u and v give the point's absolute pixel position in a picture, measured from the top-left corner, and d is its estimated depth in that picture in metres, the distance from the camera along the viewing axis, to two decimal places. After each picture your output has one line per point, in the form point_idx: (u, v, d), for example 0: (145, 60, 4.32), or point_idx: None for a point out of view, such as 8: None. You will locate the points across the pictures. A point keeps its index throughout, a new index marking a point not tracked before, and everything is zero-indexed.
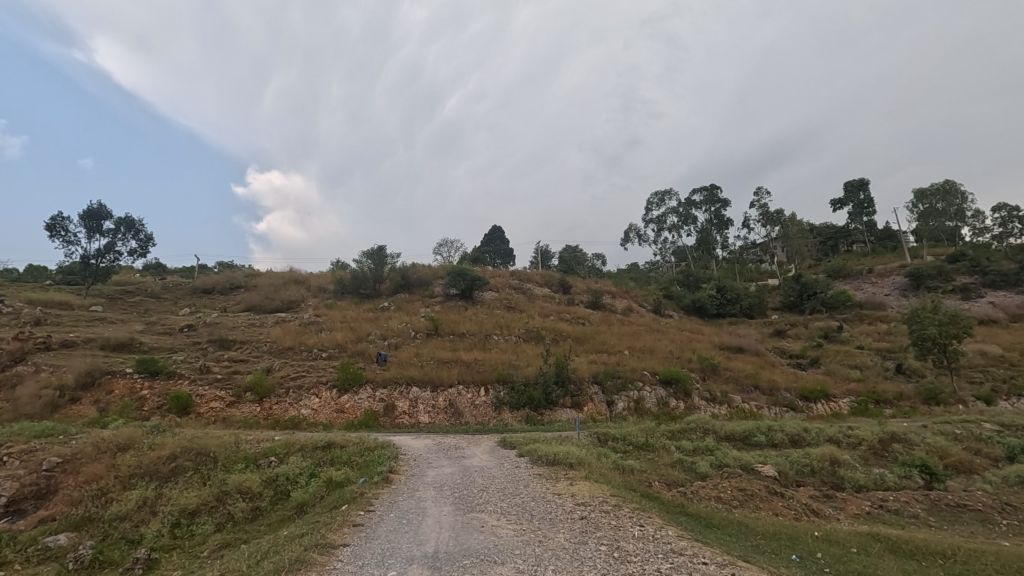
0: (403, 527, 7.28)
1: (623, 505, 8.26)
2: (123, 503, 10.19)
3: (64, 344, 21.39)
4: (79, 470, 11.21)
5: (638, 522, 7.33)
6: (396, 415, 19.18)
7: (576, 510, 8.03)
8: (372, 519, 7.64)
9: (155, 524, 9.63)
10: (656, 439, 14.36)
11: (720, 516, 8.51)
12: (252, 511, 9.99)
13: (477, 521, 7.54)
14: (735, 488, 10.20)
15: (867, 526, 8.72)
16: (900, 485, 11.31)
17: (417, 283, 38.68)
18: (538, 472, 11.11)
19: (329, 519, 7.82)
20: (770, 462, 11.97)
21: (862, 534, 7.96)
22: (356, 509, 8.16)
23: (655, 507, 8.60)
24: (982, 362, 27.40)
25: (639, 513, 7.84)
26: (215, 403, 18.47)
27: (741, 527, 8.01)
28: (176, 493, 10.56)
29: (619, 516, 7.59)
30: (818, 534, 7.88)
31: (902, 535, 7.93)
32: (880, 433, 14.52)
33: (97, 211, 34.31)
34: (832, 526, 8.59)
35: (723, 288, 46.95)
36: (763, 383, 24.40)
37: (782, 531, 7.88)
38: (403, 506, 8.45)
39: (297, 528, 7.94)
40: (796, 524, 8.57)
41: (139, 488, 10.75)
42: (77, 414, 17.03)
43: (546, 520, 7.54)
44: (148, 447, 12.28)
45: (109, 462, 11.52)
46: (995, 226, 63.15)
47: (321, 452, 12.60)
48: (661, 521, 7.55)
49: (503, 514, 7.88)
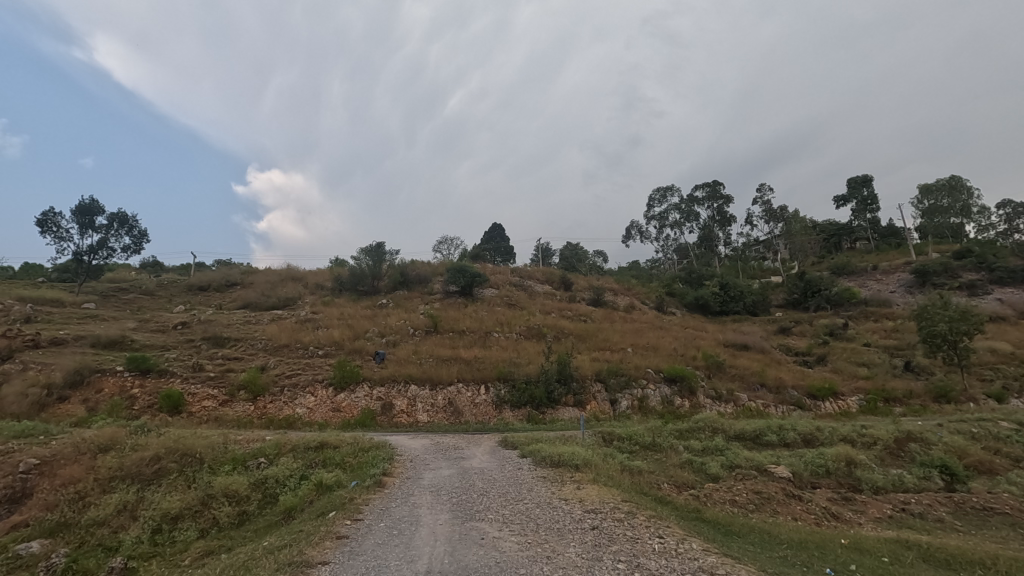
0: (393, 539, 6.88)
1: (637, 512, 7.84)
2: (102, 507, 9.84)
3: (54, 342, 21.03)
4: (57, 472, 10.86)
5: (657, 533, 6.93)
6: (394, 413, 18.83)
7: (586, 518, 7.64)
8: (360, 531, 7.22)
9: (135, 530, 9.26)
10: (664, 438, 13.98)
11: (740, 523, 8.13)
12: (238, 515, 9.61)
13: (476, 533, 7.15)
14: (751, 490, 9.84)
15: (893, 532, 8.35)
16: (920, 487, 10.93)
17: (416, 280, 38.25)
18: (541, 475, 10.74)
19: (314, 529, 7.42)
20: (784, 463, 11.61)
21: (892, 541, 7.61)
22: (343, 518, 7.74)
23: (670, 513, 8.21)
24: (992, 359, 27.01)
25: (656, 522, 7.43)
26: (208, 401, 18.13)
27: (764, 534, 7.61)
28: (158, 497, 10.19)
29: (635, 526, 7.20)
30: (845, 541, 7.50)
31: (932, 541, 7.57)
32: (895, 432, 14.13)
33: (90, 207, 33.95)
34: (858, 532, 8.20)
35: (725, 285, 46.49)
36: (769, 381, 24.04)
37: (808, 539, 7.51)
38: (395, 513, 8.06)
39: (279, 538, 7.54)
40: (820, 530, 8.19)
41: (118, 491, 10.39)
42: (65, 413, 16.69)
43: (553, 531, 7.16)
44: (130, 448, 11.95)
45: (88, 464, 11.17)
46: (1000, 223, 62.72)
47: (314, 453, 12.28)
48: (682, 531, 7.13)
49: (506, 524, 7.50)
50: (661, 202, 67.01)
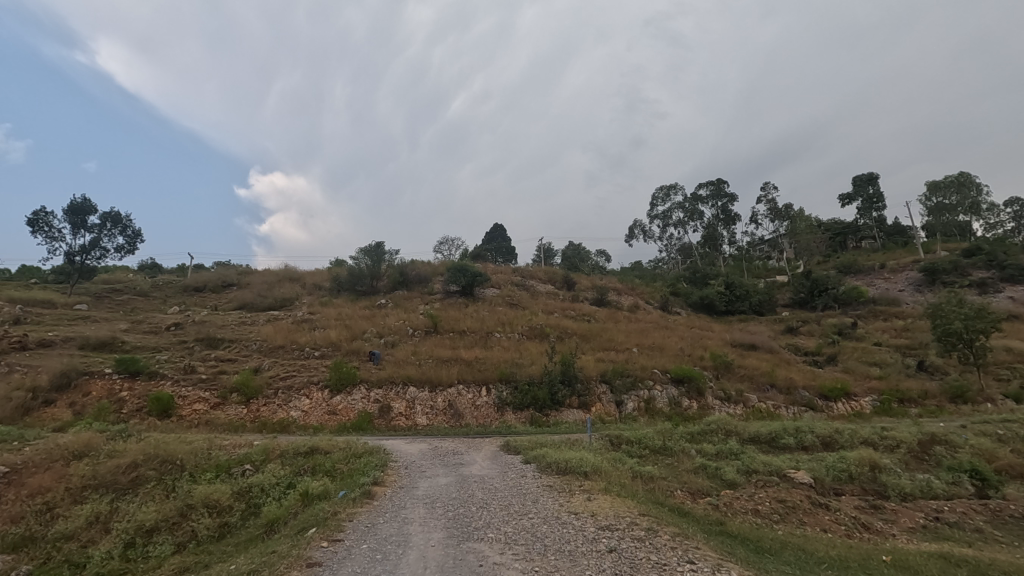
0: (373, 566, 6.39)
1: (659, 530, 7.33)
2: (72, 520, 9.42)
3: (42, 343, 20.71)
4: (27, 481, 10.52)
5: (686, 558, 6.41)
6: (392, 417, 18.34)
7: (601, 538, 7.12)
8: (337, 556, 6.71)
9: (107, 544, 8.80)
10: (674, 441, 13.48)
11: (769, 537, 7.65)
12: (219, 528, 9.11)
13: (473, 557, 6.65)
14: (773, 499, 9.36)
15: (933, 545, 7.83)
16: (949, 493, 10.40)
17: (416, 280, 37.77)
18: (547, 483, 10.24)
19: (289, 551, 6.93)
20: (804, 468, 11.12)
21: (933, 555, 7.12)
22: (320, 539, 7.24)
23: (695, 530, 7.66)
24: (1008, 358, 26.43)
25: (683, 543, 6.91)
26: (199, 404, 17.70)
27: (799, 553, 7.09)
28: (133, 507, 9.75)
29: (658, 548, 6.70)
30: (888, 557, 6.99)
31: (980, 557, 7.07)
32: (919, 436, 13.66)
33: (82, 206, 33.65)
34: (896, 546, 7.71)
35: (731, 285, 45.82)
36: (779, 382, 23.54)
37: (845, 556, 7.03)
38: (382, 532, 7.58)
39: (252, 558, 7.08)
40: (856, 544, 7.71)
41: (90, 501, 10.00)
42: (50, 417, 16.32)
43: (563, 554, 6.66)
44: (105, 455, 11.54)
45: (61, 472, 10.84)
46: (1009, 220, 61.93)
47: (303, 458, 11.86)
48: (715, 554, 6.61)
49: (505, 545, 7.01)
50: (664, 201, 66.40)
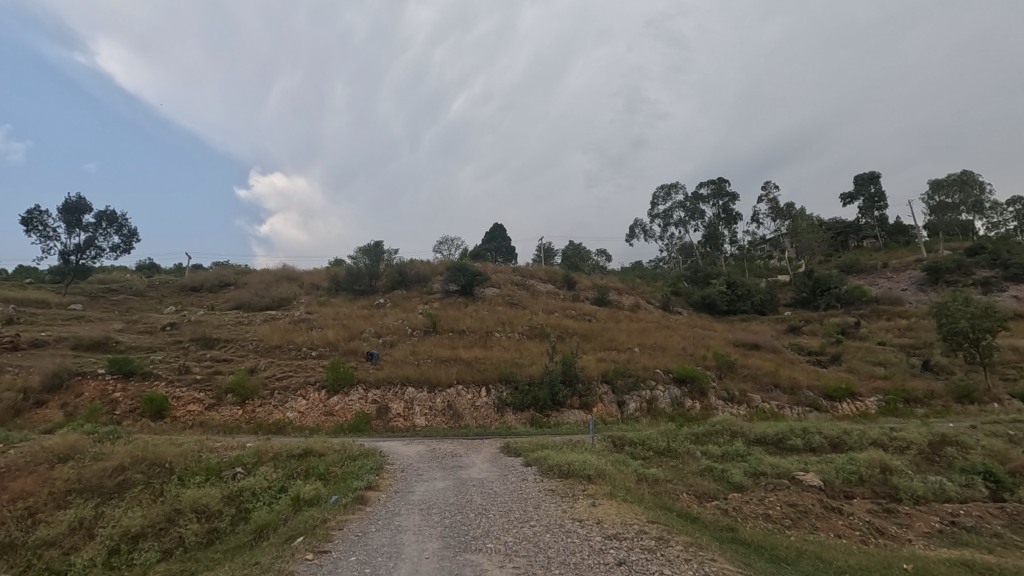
0: None
1: (671, 540, 7.10)
2: (55, 526, 9.23)
3: (35, 344, 20.52)
4: (12, 485, 10.33)
5: (701, 571, 6.17)
6: (390, 417, 18.12)
7: (609, 549, 6.88)
8: (323, 569, 6.49)
9: (90, 551, 8.59)
10: (678, 443, 13.27)
11: (783, 544, 7.44)
12: (208, 533, 8.89)
13: (469, 570, 6.43)
14: (784, 503, 9.11)
15: (952, 551, 7.62)
16: (963, 496, 10.19)
17: (416, 279, 37.51)
18: (549, 487, 9.98)
19: (276, 563, 6.67)
20: (813, 471, 10.88)
21: (953, 563, 6.91)
22: (307, 551, 6.99)
23: (707, 538, 7.44)
24: (1014, 358, 26.18)
25: (697, 554, 6.68)
26: (193, 405, 17.49)
27: (817, 562, 6.87)
28: (117, 513, 9.52)
29: (669, 560, 6.47)
30: (909, 567, 6.75)
31: (1003, 564, 6.85)
32: (929, 437, 13.44)
33: (77, 205, 33.38)
34: (914, 553, 7.50)
35: (732, 284, 45.63)
36: (783, 382, 23.32)
37: (865, 565, 6.80)
38: (373, 542, 7.36)
39: (237, 569, 6.86)
40: (873, 551, 7.48)
41: (75, 506, 9.83)
42: (42, 418, 16.13)
43: (568, 568, 6.40)
44: (91, 457, 11.34)
45: (46, 475, 10.65)
46: (1011, 220, 61.59)
47: (296, 461, 11.63)
48: (731, 567, 6.35)
49: (504, 557, 6.77)
50: (664, 200, 66.17)
